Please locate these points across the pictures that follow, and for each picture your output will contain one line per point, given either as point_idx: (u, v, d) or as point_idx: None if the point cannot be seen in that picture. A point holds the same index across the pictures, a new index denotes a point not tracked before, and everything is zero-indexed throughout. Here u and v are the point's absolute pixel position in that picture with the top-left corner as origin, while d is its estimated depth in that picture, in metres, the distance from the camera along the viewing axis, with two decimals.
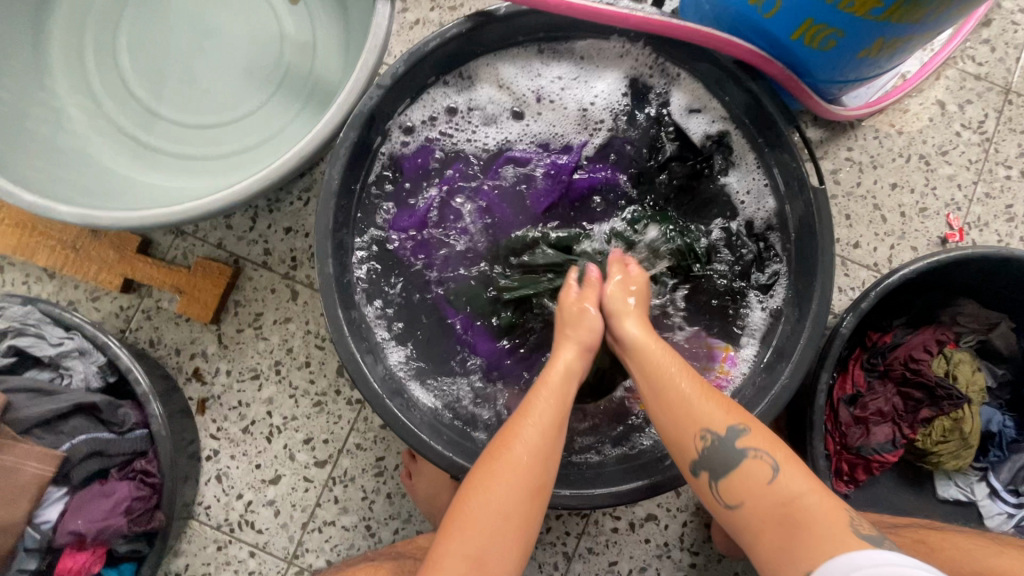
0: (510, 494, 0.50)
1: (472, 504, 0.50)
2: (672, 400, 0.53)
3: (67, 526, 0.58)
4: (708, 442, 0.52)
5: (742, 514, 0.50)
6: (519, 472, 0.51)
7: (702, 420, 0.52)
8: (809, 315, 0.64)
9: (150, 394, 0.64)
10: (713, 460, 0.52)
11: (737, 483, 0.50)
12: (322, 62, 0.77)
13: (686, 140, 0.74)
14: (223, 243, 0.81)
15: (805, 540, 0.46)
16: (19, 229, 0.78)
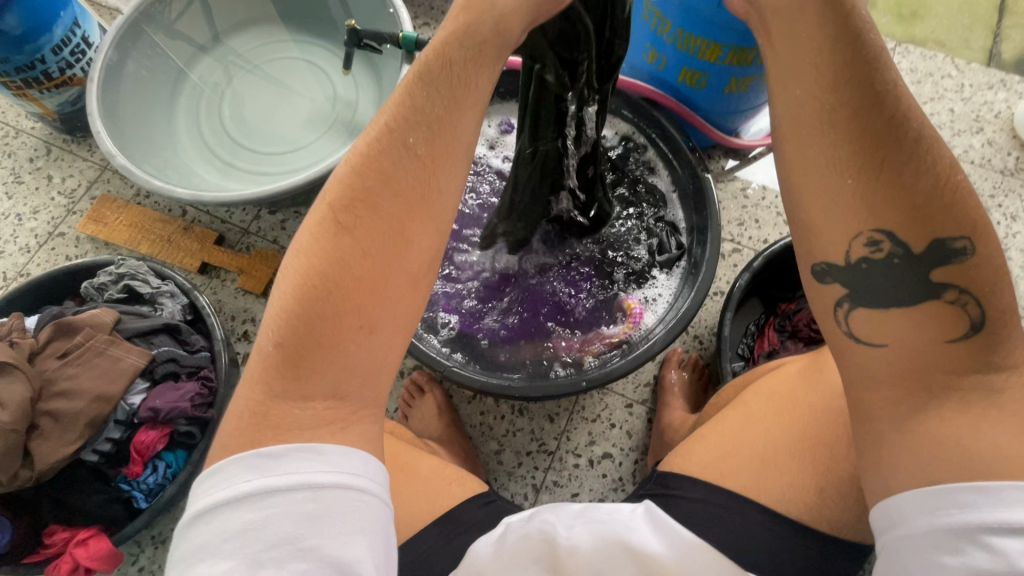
0: (387, 277, 0.43)
1: (341, 290, 0.41)
2: (885, 163, 0.40)
3: (147, 405, 0.77)
4: (879, 253, 0.42)
5: (881, 356, 0.42)
6: (396, 246, 0.43)
7: (914, 227, 0.40)
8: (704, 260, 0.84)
9: (217, 322, 0.86)
10: (875, 280, 0.42)
11: (888, 319, 0.42)
12: (362, 113, 1.09)
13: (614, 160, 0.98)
14: (277, 239, 1.07)
15: (993, 416, 0.39)
16: (133, 227, 1.07)
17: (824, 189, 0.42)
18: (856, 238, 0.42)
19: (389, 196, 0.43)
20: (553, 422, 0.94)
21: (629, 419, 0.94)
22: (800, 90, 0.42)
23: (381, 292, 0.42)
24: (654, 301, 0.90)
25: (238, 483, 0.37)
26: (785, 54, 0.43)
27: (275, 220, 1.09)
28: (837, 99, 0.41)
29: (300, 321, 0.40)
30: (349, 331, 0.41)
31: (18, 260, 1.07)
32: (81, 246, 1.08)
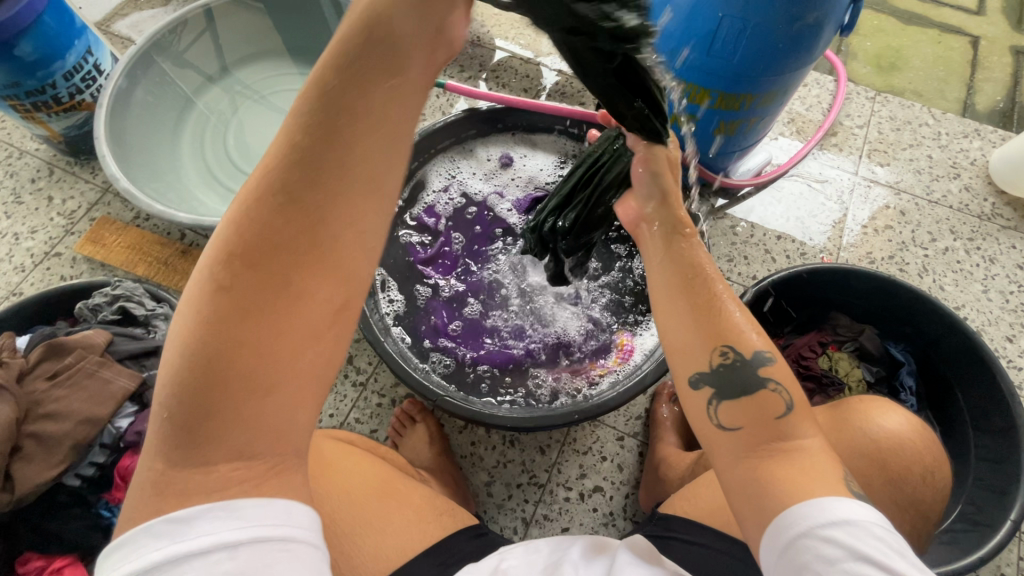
0: (305, 294, 0.39)
1: (249, 313, 0.37)
2: (708, 293, 0.57)
3: (135, 428, 0.76)
4: (727, 360, 0.54)
5: (734, 437, 0.51)
6: (321, 260, 0.39)
7: (729, 337, 0.55)
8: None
9: None
10: (721, 380, 0.53)
11: (738, 407, 0.52)
12: None
13: None
14: None
15: (793, 465, 0.47)
16: (130, 249, 1.07)
17: (680, 324, 0.57)
18: (708, 355, 0.55)
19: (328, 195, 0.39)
20: (545, 454, 0.94)
21: (620, 452, 0.94)
22: (657, 254, 0.62)
23: (293, 304, 0.38)
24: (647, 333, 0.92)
25: (197, 533, 0.35)
26: (646, 237, 0.65)
27: None
28: (667, 263, 0.60)
29: (211, 333, 0.37)
30: (261, 354, 0.37)
31: (12, 279, 1.07)
32: (76, 266, 1.08)
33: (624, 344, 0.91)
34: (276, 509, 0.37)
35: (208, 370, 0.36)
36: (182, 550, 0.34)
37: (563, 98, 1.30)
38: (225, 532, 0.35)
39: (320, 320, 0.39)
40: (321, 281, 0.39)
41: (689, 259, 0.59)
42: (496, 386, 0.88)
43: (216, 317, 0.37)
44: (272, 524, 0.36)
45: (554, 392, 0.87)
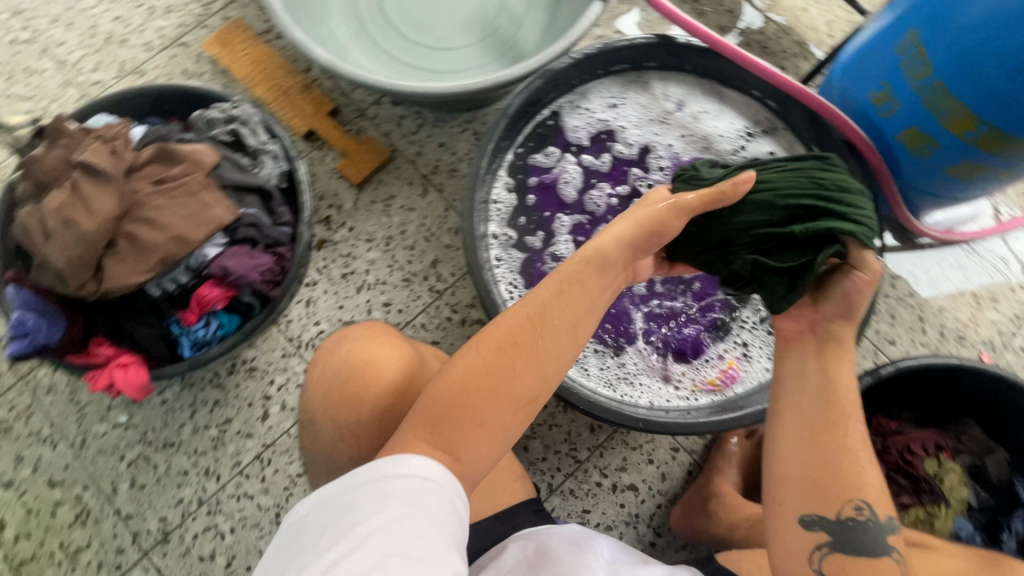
0: (501, 398, 0.49)
1: (449, 390, 0.49)
2: (851, 452, 0.48)
3: (221, 262, 0.74)
4: (858, 516, 0.48)
5: None
6: (524, 376, 0.50)
7: (867, 490, 0.48)
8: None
9: (309, 204, 0.81)
10: (842, 533, 0.48)
11: (848, 562, 0.48)
12: (523, 34, 0.97)
13: None
14: (389, 134, 1.00)
15: None
16: (254, 65, 1.00)
17: (796, 458, 0.50)
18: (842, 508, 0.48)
19: (543, 338, 0.50)
20: (593, 433, 0.89)
21: (669, 461, 0.88)
22: (821, 377, 0.51)
23: (487, 403, 0.49)
24: (750, 363, 0.79)
25: (410, 478, 0.45)
26: (814, 348, 0.53)
27: (394, 112, 1.01)
28: (813, 401, 0.50)
29: (462, 381, 0.49)
30: (476, 420, 0.49)
31: (139, 56, 1.03)
32: (200, 64, 1.03)
33: (724, 369, 0.78)
34: (455, 476, 0.48)
35: (444, 409, 0.49)
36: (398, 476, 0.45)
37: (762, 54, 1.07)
38: (425, 473, 0.46)
39: (516, 422, 0.50)
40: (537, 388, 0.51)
41: (837, 395, 0.50)
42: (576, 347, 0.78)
43: (460, 373, 0.50)
44: (452, 495, 0.46)
45: (631, 383, 0.77)
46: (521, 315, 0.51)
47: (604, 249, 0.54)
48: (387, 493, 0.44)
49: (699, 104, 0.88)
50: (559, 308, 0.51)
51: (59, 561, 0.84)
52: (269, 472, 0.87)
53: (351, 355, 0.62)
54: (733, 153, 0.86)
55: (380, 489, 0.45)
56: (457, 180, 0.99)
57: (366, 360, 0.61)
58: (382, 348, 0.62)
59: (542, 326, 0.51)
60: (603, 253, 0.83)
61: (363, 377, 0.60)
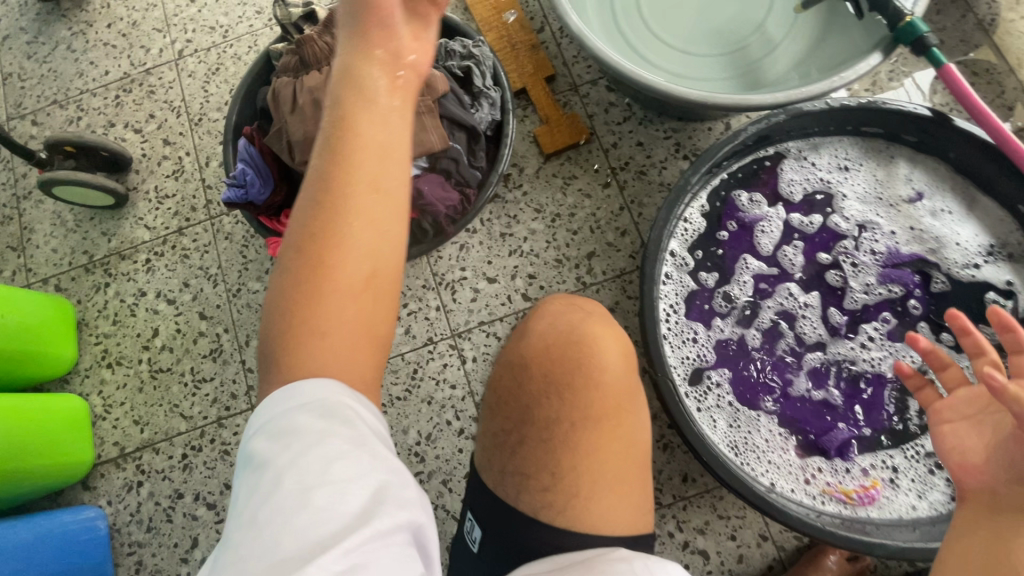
0: (348, 295, 0.41)
1: (308, 319, 0.41)
2: None
3: (416, 184, 0.78)
4: None
5: None
6: (344, 235, 0.41)
7: None
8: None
9: (508, 158, 0.82)
10: None
11: None
12: (770, 62, 0.91)
13: None
14: (594, 116, 0.99)
15: None
16: (495, 11, 1.03)
17: None
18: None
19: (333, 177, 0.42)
20: (683, 484, 0.85)
21: (752, 546, 0.82)
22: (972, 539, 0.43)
23: (327, 298, 0.41)
24: (895, 491, 0.70)
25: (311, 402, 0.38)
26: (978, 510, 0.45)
27: (606, 97, 1.00)
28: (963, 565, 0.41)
29: (303, 297, 0.41)
30: (327, 343, 0.41)
31: None
32: None
33: (864, 485, 0.71)
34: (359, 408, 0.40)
35: (287, 334, 0.41)
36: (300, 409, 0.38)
37: None
38: (324, 395, 0.38)
39: (379, 303, 0.43)
40: (384, 270, 0.43)
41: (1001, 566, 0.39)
42: (711, 396, 0.74)
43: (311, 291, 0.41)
44: (367, 416, 0.40)
45: (758, 456, 0.72)
46: (331, 171, 0.42)
47: (377, 132, 0.44)
48: (280, 435, 0.37)
49: (943, 200, 0.78)
50: (364, 163, 0.42)
51: (186, 382, 0.94)
52: None
53: (568, 324, 0.56)
54: (963, 264, 0.76)
55: (275, 428, 0.38)
56: (642, 184, 0.96)
57: (588, 336, 0.55)
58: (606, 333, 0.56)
59: (319, 149, 0.43)
60: (775, 313, 0.77)
61: (577, 356, 0.54)
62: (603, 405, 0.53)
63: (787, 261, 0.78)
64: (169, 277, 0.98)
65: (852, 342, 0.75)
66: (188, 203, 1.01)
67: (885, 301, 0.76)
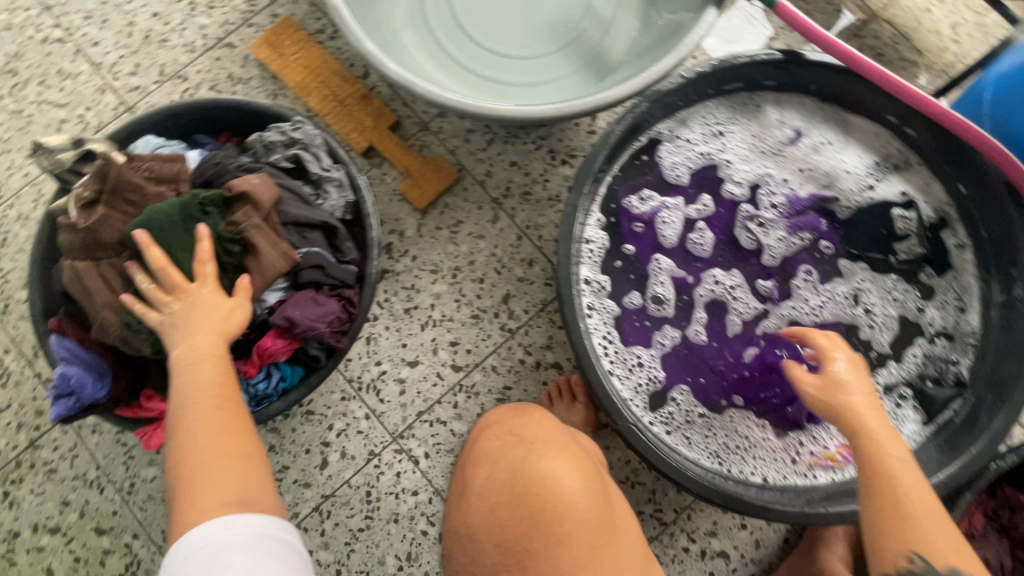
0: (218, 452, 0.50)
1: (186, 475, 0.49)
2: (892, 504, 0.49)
3: (283, 312, 0.66)
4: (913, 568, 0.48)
5: None
6: (212, 411, 0.52)
7: (921, 543, 0.48)
8: (963, 454, 0.64)
9: (378, 242, 0.72)
10: None
11: None
12: (611, 42, 0.85)
13: (933, 248, 0.74)
14: (456, 151, 0.90)
15: None
16: (307, 71, 0.91)
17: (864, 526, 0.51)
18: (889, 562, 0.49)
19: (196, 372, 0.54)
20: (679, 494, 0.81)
21: (763, 527, 0.80)
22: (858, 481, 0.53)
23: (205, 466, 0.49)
24: None
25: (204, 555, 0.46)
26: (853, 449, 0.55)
27: (461, 126, 0.91)
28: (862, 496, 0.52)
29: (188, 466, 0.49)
30: (200, 490, 0.48)
31: (179, 58, 0.94)
32: (247, 69, 0.93)
33: (846, 445, 0.70)
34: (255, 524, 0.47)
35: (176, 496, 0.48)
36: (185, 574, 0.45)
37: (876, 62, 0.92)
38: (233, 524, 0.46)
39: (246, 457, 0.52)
40: (229, 396, 0.54)
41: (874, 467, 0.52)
42: (676, 413, 0.70)
43: (186, 458, 0.50)
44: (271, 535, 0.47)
45: (741, 455, 0.69)
46: (185, 372, 0.54)
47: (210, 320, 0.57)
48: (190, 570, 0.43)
49: (822, 132, 0.76)
50: (198, 358, 0.55)
51: None
52: (329, 525, 0.81)
53: (510, 473, 0.60)
54: (859, 189, 0.75)
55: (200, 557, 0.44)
56: (531, 205, 0.89)
57: (539, 475, 0.58)
58: (557, 461, 0.59)
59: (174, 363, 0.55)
60: (707, 303, 0.73)
61: (536, 503, 0.57)
62: (569, 534, 0.55)
63: (699, 247, 0.74)
64: (41, 504, 0.81)
65: (786, 303, 0.73)
66: (29, 408, 0.83)
67: (801, 251, 0.74)
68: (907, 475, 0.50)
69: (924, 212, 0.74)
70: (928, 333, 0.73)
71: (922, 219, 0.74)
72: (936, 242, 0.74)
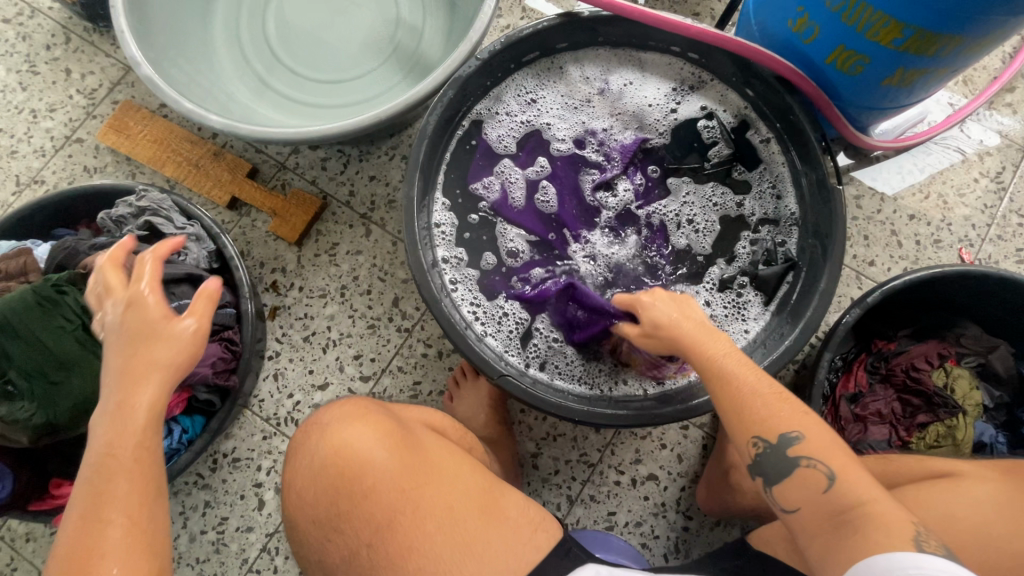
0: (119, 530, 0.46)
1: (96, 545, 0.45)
2: (730, 396, 0.51)
3: None
4: (758, 449, 0.50)
5: (793, 517, 0.48)
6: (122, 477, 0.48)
7: (755, 422, 0.50)
8: (803, 317, 0.71)
9: (246, 278, 0.76)
10: (764, 468, 0.49)
11: (789, 487, 0.48)
12: (426, 45, 0.92)
13: (742, 148, 0.83)
14: (316, 180, 0.95)
15: (861, 537, 0.43)
16: (157, 144, 0.94)
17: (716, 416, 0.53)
18: (740, 446, 0.51)
19: (120, 426, 0.49)
20: (599, 433, 0.86)
21: (682, 441, 0.86)
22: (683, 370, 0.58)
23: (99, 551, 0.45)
24: (726, 327, 0.78)
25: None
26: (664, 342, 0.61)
27: (315, 157, 0.96)
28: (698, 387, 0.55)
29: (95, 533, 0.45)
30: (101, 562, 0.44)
31: (33, 164, 0.96)
32: (100, 158, 0.96)
33: None
34: None
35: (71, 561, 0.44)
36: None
37: (674, 4, 1.01)
38: None
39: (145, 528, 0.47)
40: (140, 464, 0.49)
41: (705, 361, 0.54)
42: (543, 349, 0.77)
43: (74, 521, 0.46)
44: None
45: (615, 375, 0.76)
46: (105, 430, 0.49)
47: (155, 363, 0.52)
48: None
49: (622, 76, 0.85)
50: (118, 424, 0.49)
51: None
52: (280, 560, 0.83)
53: (314, 456, 0.52)
54: (664, 117, 0.84)
55: None
56: (399, 211, 0.94)
57: (345, 446, 0.50)
58: (362, 429, 0.51)
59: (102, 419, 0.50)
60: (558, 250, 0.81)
61: (345, 474, 0.49)
62: (392, 496, 0.48)
63: (543, 204, 0.83)
64: None
65: (628, 233, 0.82)
66: None
67: (629, 183, 0.83)
68: (726, 356, 0.53)
69: (725, 120, 0.83)
70: (753, 223, 0.82)
71: (726, 127, 0.83)
72: (744, 142, 0.82)
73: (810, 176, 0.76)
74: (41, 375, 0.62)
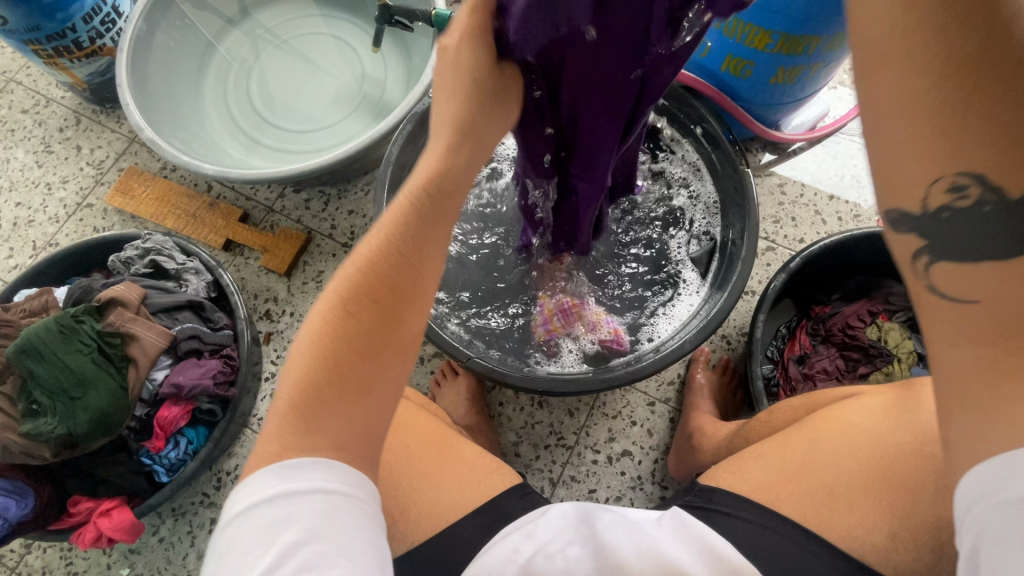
0: (379, 392, 0.43)
1: (357, 417, 0.42)
2: (996, 109, 0.31)
3: (171, 380, 0.77)
4: (964, 199, 0.34)
5: (962, 310, 0.35)
6: (373, 345, 0.43)
7: (1003, 160, 0.32)
8: (731, 283, 0.81)
9: (241, 300, 0.85)
10: (945, 232, 0.35)
11: (970, 269, 0.35)
12: (388, 94, 1.07)
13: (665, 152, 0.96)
14: (301, 219, 1.06)
15: None
16: (159, 201, 1.06)
17: (896, 145, 0.34)
18: (904, 197, 0.36)
19: (368, 286, 0.44)
20: (573, 417, 0.93)
21: (650, 417, 0.93)
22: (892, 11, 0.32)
23: (363, 395, 0.42)
24: (665, 304, 0.91)
25: (264, 487, 0.39)
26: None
27: (299, 199, 1.08)
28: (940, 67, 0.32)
29: (331, 385, 0.42)
30: (346, 417, 0.41)
31: (48, 230, 1.08)
32: (108, 218, 1.08)
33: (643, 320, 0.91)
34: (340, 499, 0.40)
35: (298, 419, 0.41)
36: (261, 498, 0.38)
37: None
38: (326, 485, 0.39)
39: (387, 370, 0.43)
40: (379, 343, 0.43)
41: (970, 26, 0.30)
42: (511, 343, 0.90)
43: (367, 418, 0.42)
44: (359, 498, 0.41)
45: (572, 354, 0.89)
46: (358, 305, 0.43)
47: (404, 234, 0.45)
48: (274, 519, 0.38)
49: None
50: (394, 285, 0.44)
51: None
52: None
53: None
54: None
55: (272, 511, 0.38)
56: None
57: None
58: None
59: (347, 283, 0.44)
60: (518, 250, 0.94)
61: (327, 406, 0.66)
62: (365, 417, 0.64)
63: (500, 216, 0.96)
64: None
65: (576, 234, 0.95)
66: None
67: None
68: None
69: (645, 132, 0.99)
70: (682, 215, 0.95)
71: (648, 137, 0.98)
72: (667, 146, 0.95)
73: (722, 166, 0.87)
74: (62, 392, 0.71)
